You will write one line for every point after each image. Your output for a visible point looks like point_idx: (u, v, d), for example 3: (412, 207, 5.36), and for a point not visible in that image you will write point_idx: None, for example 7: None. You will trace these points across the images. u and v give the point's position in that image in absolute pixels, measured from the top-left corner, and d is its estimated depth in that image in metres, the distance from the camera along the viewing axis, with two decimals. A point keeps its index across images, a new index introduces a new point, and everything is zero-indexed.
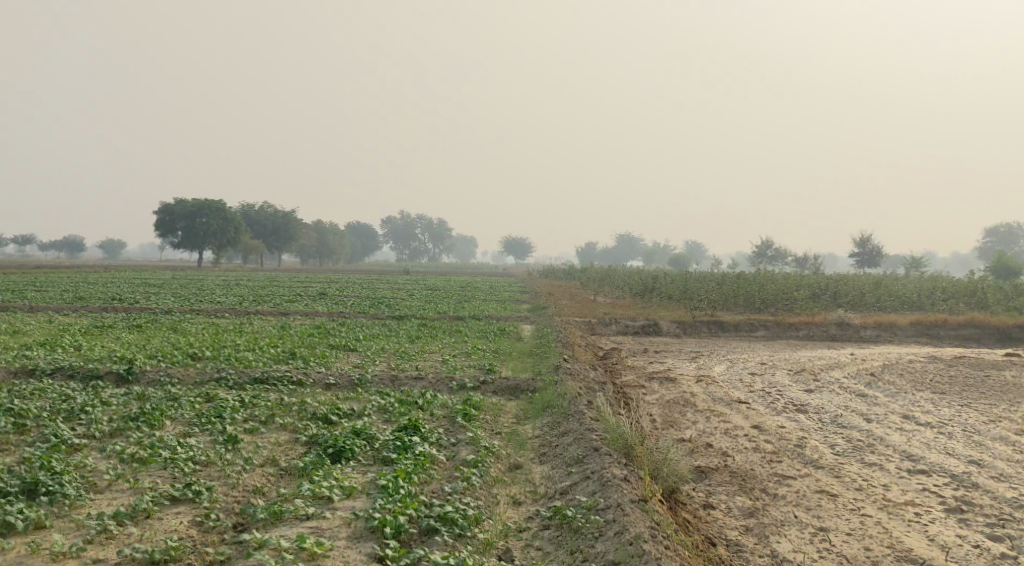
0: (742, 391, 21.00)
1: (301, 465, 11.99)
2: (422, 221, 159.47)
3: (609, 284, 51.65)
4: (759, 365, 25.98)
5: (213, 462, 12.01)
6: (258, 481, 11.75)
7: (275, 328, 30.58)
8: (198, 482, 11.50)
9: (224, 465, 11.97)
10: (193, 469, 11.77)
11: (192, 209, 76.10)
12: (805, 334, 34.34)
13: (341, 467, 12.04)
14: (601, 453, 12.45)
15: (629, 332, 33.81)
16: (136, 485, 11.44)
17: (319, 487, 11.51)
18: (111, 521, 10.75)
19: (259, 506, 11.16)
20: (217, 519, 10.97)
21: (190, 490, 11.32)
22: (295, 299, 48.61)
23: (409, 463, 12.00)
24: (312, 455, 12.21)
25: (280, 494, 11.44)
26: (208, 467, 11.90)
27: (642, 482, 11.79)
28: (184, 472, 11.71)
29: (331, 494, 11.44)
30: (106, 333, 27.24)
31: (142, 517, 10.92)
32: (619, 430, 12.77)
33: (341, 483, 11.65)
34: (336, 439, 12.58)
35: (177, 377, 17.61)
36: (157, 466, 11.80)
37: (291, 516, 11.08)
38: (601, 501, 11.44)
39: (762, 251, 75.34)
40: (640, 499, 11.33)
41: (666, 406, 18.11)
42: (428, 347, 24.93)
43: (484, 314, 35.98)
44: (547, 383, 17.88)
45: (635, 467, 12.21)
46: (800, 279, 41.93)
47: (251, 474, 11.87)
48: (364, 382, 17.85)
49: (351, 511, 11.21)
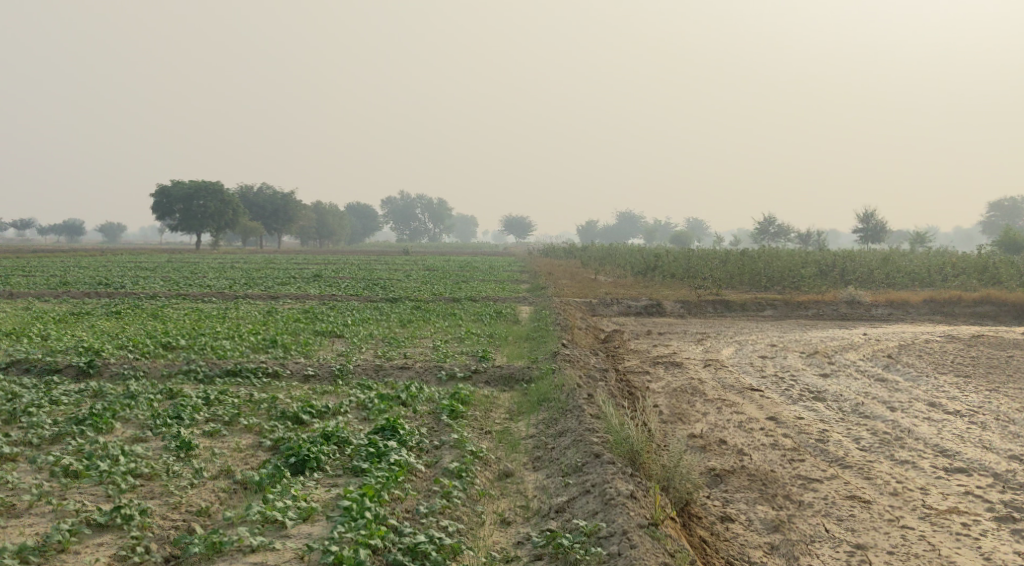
0: (753, 376, 19.65)
1: (257, 479, 10.69)
2: (422, 201, 157.90)
3: (610, 263, 50.27)
4: (768, 347, 24.61)
5: (157, 475, 10.73)
6: (205, 500, 10.46)
7: (262, 313, 29.23)
8: (130, 504, 10.17)
9: (168, 480, 10.70)
10: (131, 486, 10.49)
11: (189, 191, 74.47)
12: (815, 313, 32.96)
13: (303, 482, 10.72)
14: (602, 462, 11.10)
15: (631, 313, 32.42)
16: (59, 508, 10.11)
17: (272, 509, 10.18)
18: (15, 557, 9.39)
19: (196, 536, 9.83)
20: (146, 552, 9.64)
21: (119, 514, 9.99)
22: (288, 282, 47.25)
23: (380, 478, 10.66)
24: (270, 467, 10.89)
25: (226, 519, 10.11)
26: (151, 482, 10.64)
27: (651, 499, 10.44)
28: (121, 490, 10.44)
29: (285, 518, 10.11)
30: (81, 322, 25.81)
31: (56, 551, 9.58)
32: (623, 433, 11.43)
33: (299, 504, 10.32)
34: (301, 446, 11.25)
35: (142, 369, 16.26)
36: (90, 481, 10.53)
37: (232, 548, 9.75)
38: (603, 526, 10.06)
39: (764, 227, 73.86)
40: (650, 524, 9.98)
41: (673, 395, 16.75)
42: (419, 332, 23.59)
43: (481, 294, 34.62)
44: (543, 372, 16.53)
45: (643, 479, 10.87)
46: (806, 256, 40.50)
47: (198, 491, 10.59)
48: (344, 372, 16.50)
49: (304, 542, 9.86)
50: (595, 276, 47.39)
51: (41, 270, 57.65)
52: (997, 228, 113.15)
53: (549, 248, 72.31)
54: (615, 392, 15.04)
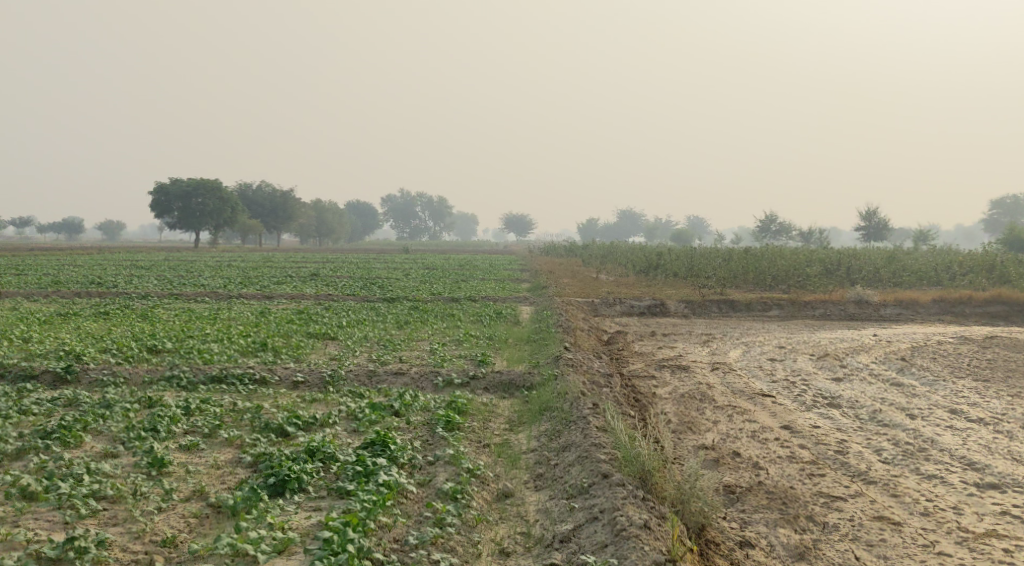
0: (763, 381, 18.81)
1: (231, 503, 9.94)
2: (421, 199, 156.99)
3: (611, 261, 49.42)
4: (777, 349, 23.77)
5: (123, 498, 10.00)
6: (171, 527, 9.70)
7: (255, 314, 28.40)
8: (85, 534, 9.40)
9: (135, 504, 9.95)
10: (92, 511, 9.76)
11: (188, 189, 73.60)
12: (822, 313, 32.13)
13: (281, 506, 9.96)
14: (611, 484, 10.32)
15: (634, 313, 31.60)
16: (8, 537, 9.36)
17: (244, 540, 9.40)
18: None
19: None
20: None
21: (71, 547, 9.21)
22: (284, 281, 46.35)
23: (366, 502, 9.90)
24: (246, 489, 10.13)
25: (193, 551, 9.34)
26: (115, 505, 9.90)
27: (666, 529, 9.72)
28: (80, 516, 9.70)
29: (258, 552, 9.31)
30: (67, 324, 24.95)
31: None
32: (634, 453, 10.66)
33: (275, 534, 9.54)
34: (282, 465, 10.49)
35: (123, 376, 15.44)
36: (48, 506, 9.80)
37: None
38: (614, 562, 9.32)
39: (765, 225, 73.08)
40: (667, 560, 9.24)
41: (680, 402, 15.94)
42: (415, 334, 22.78)
43: (480, 294, 33.79)
44: (544, 378, 15.70)
45: (657, 505, 10.13)
46: (810, 254, 39.66)
47: (165, 516, 9.83)
48: (336, 379, 15.66)
49: None
50: (596, 275, 46.57)
51: (36, 268, 56.86)
52: (1001, 227, 112.25)
53: (549, 246, 71.47)
54: (621, 401, 14.24)
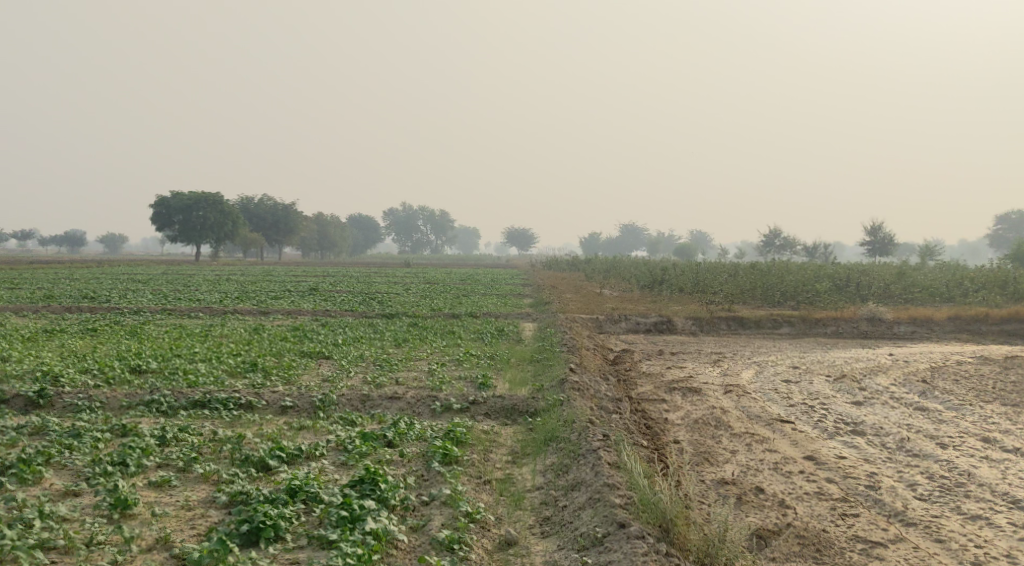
0: (780, 404, 17.78)
1: (195, 556, 9.18)
2: (423, 212, 156.13)
3: (615, 276, 48.39)
4: (791, 370, 22.74)
5: (75, 547, 9.26)
6: None
7: (248, 331, 27.41)
8: None
9: (88, 555, 9.22)
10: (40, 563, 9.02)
11: (189, 201, 72.71)
12: (834, 331, 31.12)
13: (253, 559, 9.19)
14: (629, 536, 9.54)
15: (640, 330, 30.60)
16: None
17: None
18: None
19: None
20: None
21: None
22: (282, 295, 45.36)
23: (347, 557, 9.10)
24: (214, 539, 9.34)
25: None
26: (66, 557, 9.16)
27: None
28: None
29: None
30: (51, 342, 23.97)
31: None
32: (653, 499, 9.92)
33: None
34: (257, 509, 9.72)
35: (99, 401, 14.47)
36: None
37: None
38: None
39: (768, 241, 72.22)
40: None
41: (694, 429, 14.95)
42: (414, 353, 21.80)
43: (482, 310, 32.78)
44: (549, 404, 14.70)
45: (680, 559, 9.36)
46: (819, 270, 38.63)
47: None
48: (327, 404, 14.66)
49: None
50: (600, 290, 45.56)
51: (31, 282, 55.90)
52: (1008, 243, 111.19)
53: (552, 261, 70.49)
54: (632, 431, 13.25)
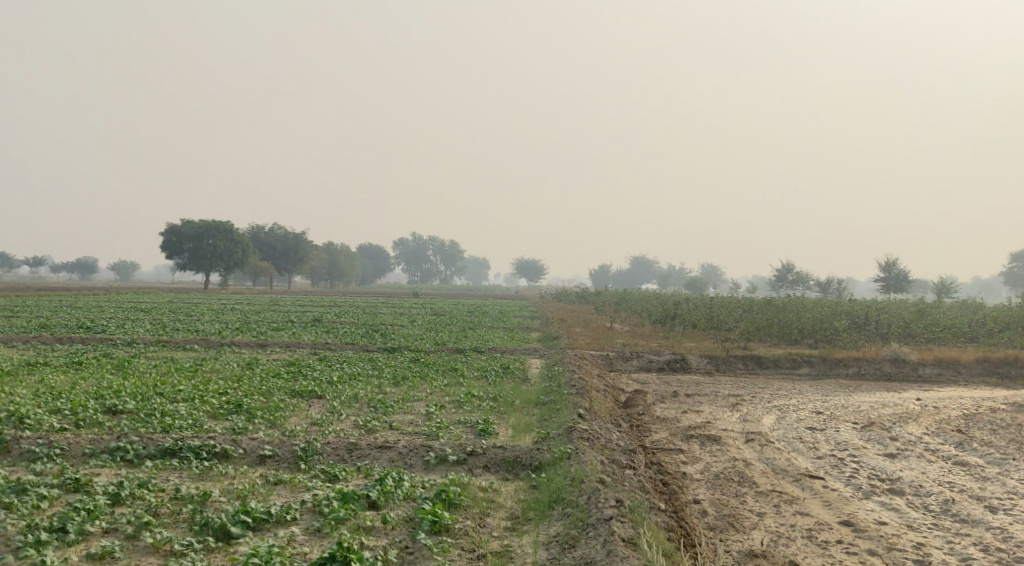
0: (805, 456, 16.26)
1: None
2: (432, 242, 155.11)
3: (626, 309, 46.96)
4: (814, 416, 21.20)
5: None
6: None
7: (240, 366, 26.05)
8: None
9: None
10: None
11: (200, 230, 71.59)
12: (856, 372, 29.58)
13: None
14: None
15: (653, 369, 29.11)
16: None
17: None
18: None
19: None
20: None
21: None
22: (283, 326, 44.01)
23: None
24: None
25: None
26: None
27: None
28: None
29: None
30: (31, 378, 22.66)
31: None
32: None
33: None
34: None
35: (60, 447, 13.24)
36: None
37: None
38: None
39: (782, 274, 70.72)
40: None
41: (715, 486, 13.55)
42: (412, 392, 20.40)
43: (487, 345, 31.37)
44: (555, 457, 13.31)
45: None
46: (838, 306, 37.10)
47: None
48: (310, 453, 13.32)
49: None
50: (610, 323, 44.14)
51: (32, 310, 54.80)
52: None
53: (561, 293, 69.07)
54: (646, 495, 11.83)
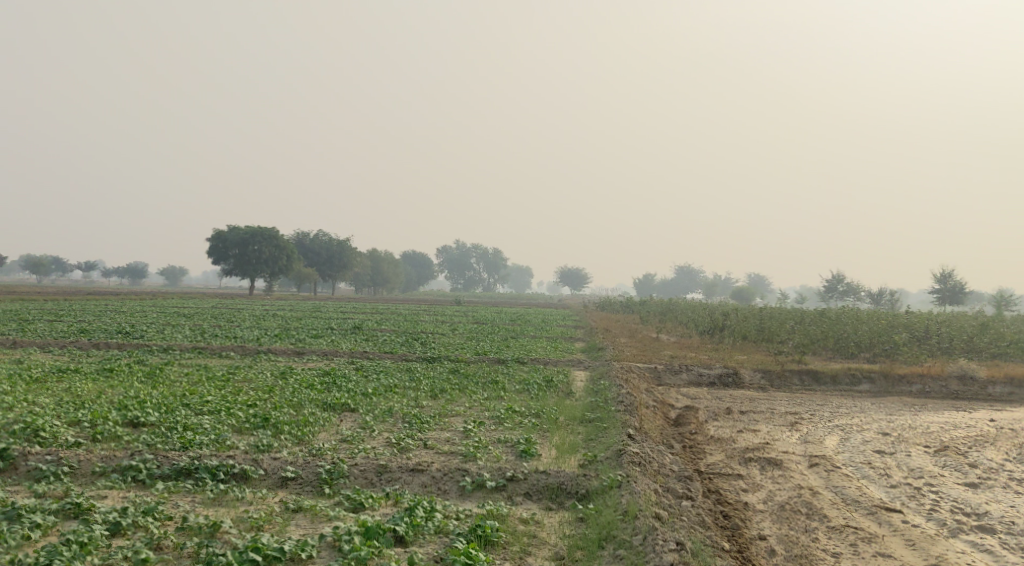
0: (877, 484, 14.84)
1: None
2: (476, 250, 154.32)
3: (672, 319, 45.49)
4: (882, 438, 19.67)
5: None
6: None
7: (273, 375, 25.05)
8: None
9: None
10: None
11: (246, 236, 71.24)
12: (920, 390, 27.89)
13: None
14: None
15: (704, 384, 27.66)
16: None
17: None
18: None
19: None
20: None
21: None
22: (322, 334, 43.10)
23: None
24: None
25: None
26: None
27: None
28: None
29: None
30: (56, 386, 21.83)
31: None
32: None
33: None
34: None
35: (68, 465, 12.28)
36: None
37: None
38: None
39: (831, 285, 68.79)
40: None
41: (783, 520, 12.29)
42: (449, 407, 19.22)
43: (530, 355, 30.13)
44: (604, 485, 12.11)
45: None
46: (898, 318, 35.32)
47: None
48: (335, 476, 12.20)
49: None
50: (656, 334, 42.71)
51: (74, 314, 54.58)
52: None
53: (605, 302, 67.61)
54: (704, 546, 10.56)
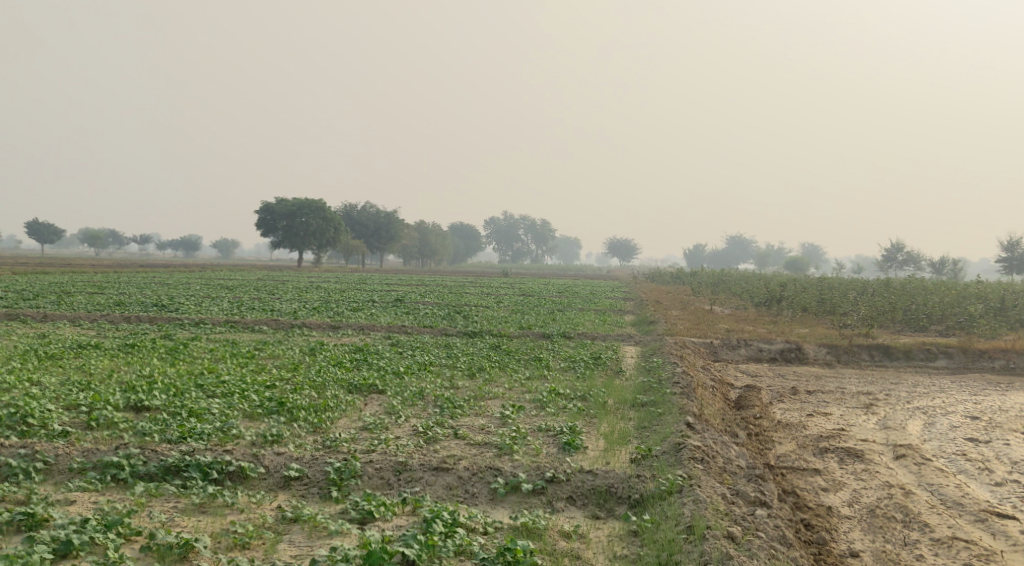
0: (979, 482, 12.75)
1: None
2: (524, 221, 152.25)
3: (726, 291, 43.15)
4: (973, 423, 17.49)
5: None
6: None
7: (302, 352, 23.36)
8: None
9: None
10: None
11: (294, 207, 70.03)
12: (1003, 365, 25.51)
13: None
14: None
15: (764, 359, 25.59)
16: None
17: None
18: None
19: None
20: None
21: None
22: (362, 307, 41.45)
23: None
24: None
25: None
26: None
27: None
28: None
29: None
30: (69, 364, 20.35)
31: None
32: None
33: None
34: None
35: (42, 460, 10.60)
36: None
37: None
38: None
39: (891, 254, 65.72)
40: None
41: (879, 534, 10.34)
42: (487, 388, 17.43)
43: (577, 330, 28.20)
44: (661, 490, 10.31)
45: None
46: (974, 287, 32.75)
47: None
48: (345, 476, 10.46)
49: None
50: (710, 306, 40.47)
51: (114, 286, 53.58)
52: None
53: (656, 273, 65.26)
54: None
